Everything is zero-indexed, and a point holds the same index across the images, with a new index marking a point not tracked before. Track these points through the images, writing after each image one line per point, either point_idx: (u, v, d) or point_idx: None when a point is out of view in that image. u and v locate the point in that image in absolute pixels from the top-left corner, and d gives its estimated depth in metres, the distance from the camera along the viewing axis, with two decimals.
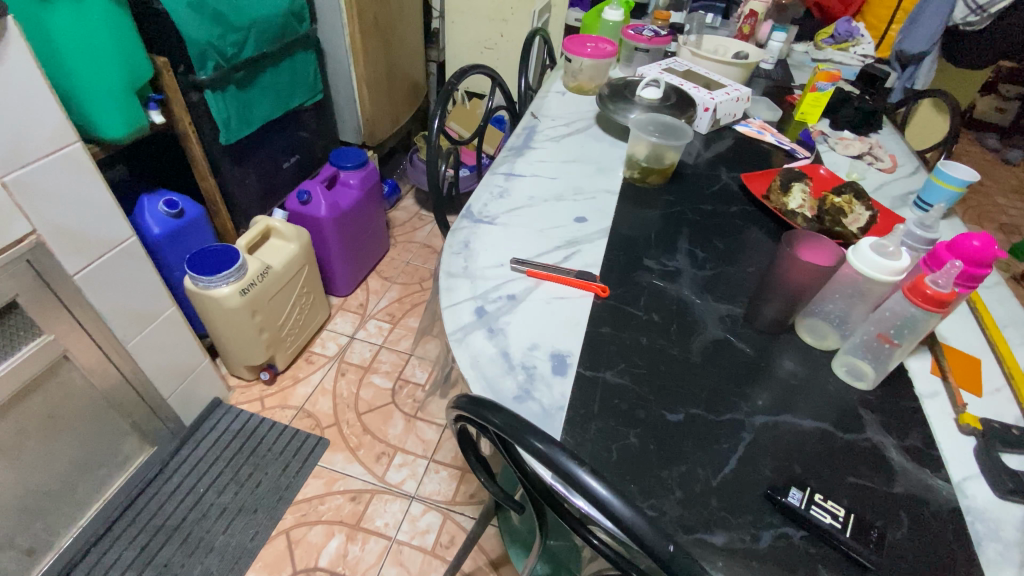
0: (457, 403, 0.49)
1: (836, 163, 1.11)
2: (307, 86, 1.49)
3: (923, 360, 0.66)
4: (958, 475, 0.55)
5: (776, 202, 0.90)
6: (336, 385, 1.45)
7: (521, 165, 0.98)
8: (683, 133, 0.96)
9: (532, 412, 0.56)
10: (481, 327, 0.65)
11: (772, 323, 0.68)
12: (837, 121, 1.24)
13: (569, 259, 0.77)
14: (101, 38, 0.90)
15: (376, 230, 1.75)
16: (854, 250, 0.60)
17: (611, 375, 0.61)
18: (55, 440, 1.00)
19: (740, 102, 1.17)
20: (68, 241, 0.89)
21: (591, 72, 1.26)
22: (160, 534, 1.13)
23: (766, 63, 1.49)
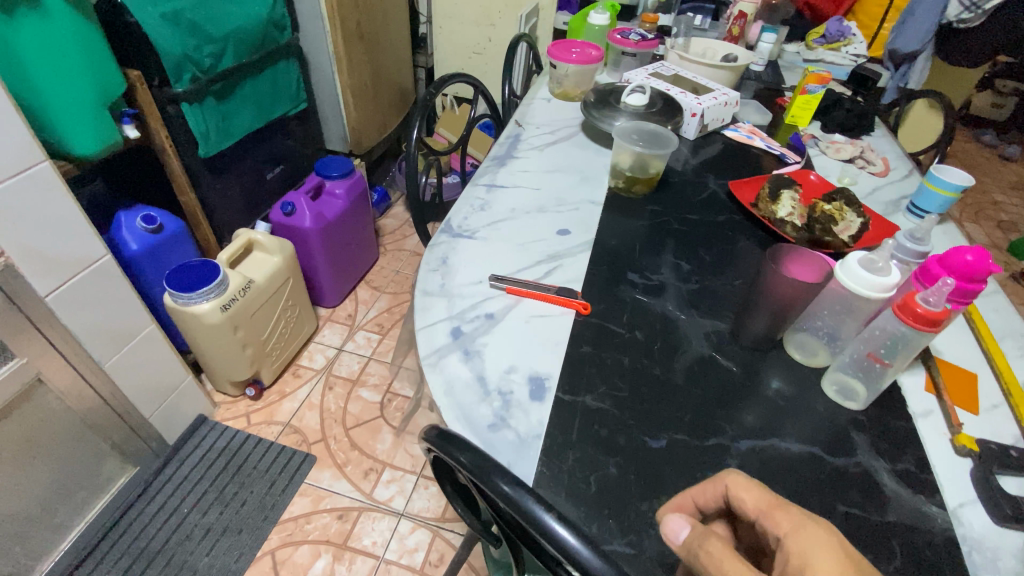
0: (426, 436, 0.46)
1: (827, 167, 1.09)
2: (290, 95, 1.47)
3: (916, 377, 0.64)
4: (953, 501, 0.52)
5: (765, 210, 0.88)
6: (324, 400, 1.43)
7: (502, 176, 0.96)
8: (667, 141, 0.94)
9: (506, 443, 0.53)
10: (456, 349, 0.62)
11: (759, 339, 0.66)
12: (828, 123, 1.21)
13: (550, 274, 0.75)
14: (67, 51, 0.87)
15: (365, 239, 1.72)
16: (842, 265, 0.57)
17: (592, 399, 0.58)
18: (34, 463, 0.98)
19: (728, 106, 1.15)
20: (35, 263, 0.86)
21: (576, 78, 1.24)
22: (142, 557, 1.10)
23: (757, 65, 1.47)
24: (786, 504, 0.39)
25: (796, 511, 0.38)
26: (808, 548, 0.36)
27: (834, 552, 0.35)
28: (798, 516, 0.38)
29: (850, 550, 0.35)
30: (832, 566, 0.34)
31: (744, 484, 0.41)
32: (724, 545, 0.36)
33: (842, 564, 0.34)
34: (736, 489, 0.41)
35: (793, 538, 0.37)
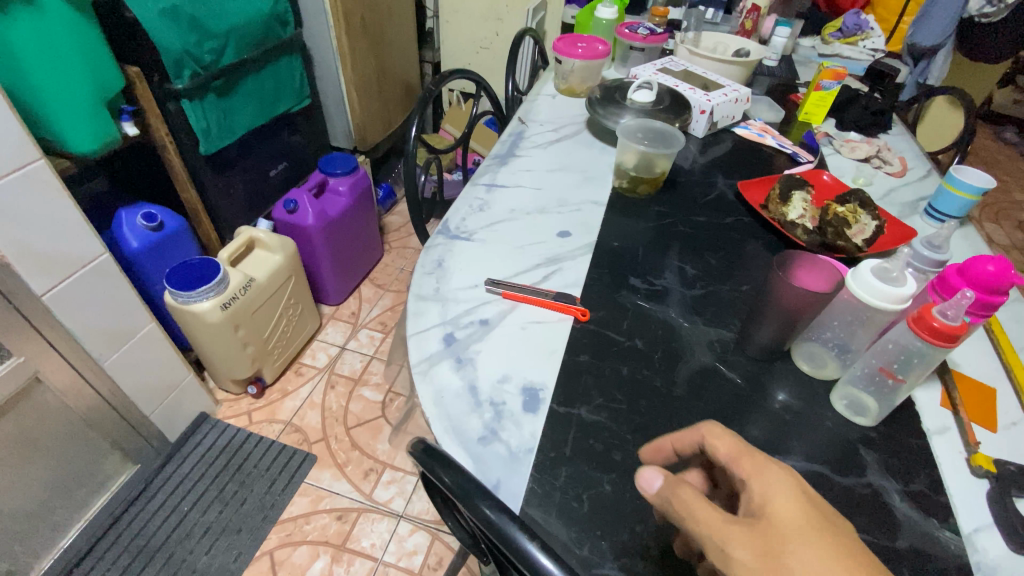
0: (413, 449, 0.44)
1: (841, 167, 1.05)
2: (293, 91, 1.45)
3: (931, 391, 0.61)
4: (968, 526, 0.49)
5: (774, 212, 0.85)
6: (325, 398, 1.42)
7: (503, 175, 0.93)
8: (673, 140, 0.91)
9: (496, 457, 0.51)
10: (448, 356, 0.60)
11: (765, 348, 0.63)
12: (842, 121, 1.17)
13: (549, 278, 0.73)
14: (63, 48, 0.86)
15: (369, 236, 1.71)
16: (854, 274, 0.54)
17: (587, 411, 0.56)
18: (33, 461, 0.98)
19: (739, 103, 1.11)
20: (32, 262, 0.85)
21: (582, 74, 1.21)
22: (142, 555, 1.10)
23: (770, 60, 1.42)
24: (753, 450, 0.39)
25: (762, 458, 0.39)
26: (769, 487, 0.37)
27: (793, 493, 0.36)
28: (763, 462, 0.38)
29: (807, 492, 0.36)
30: (792, 509, 0.35)
31: (719, 432, 0.41)
32: (696, 491, 0.36)
33: (803, 506, 0.35)
34: (710, 438, 0.41)
35: (756, 481, 0.37)
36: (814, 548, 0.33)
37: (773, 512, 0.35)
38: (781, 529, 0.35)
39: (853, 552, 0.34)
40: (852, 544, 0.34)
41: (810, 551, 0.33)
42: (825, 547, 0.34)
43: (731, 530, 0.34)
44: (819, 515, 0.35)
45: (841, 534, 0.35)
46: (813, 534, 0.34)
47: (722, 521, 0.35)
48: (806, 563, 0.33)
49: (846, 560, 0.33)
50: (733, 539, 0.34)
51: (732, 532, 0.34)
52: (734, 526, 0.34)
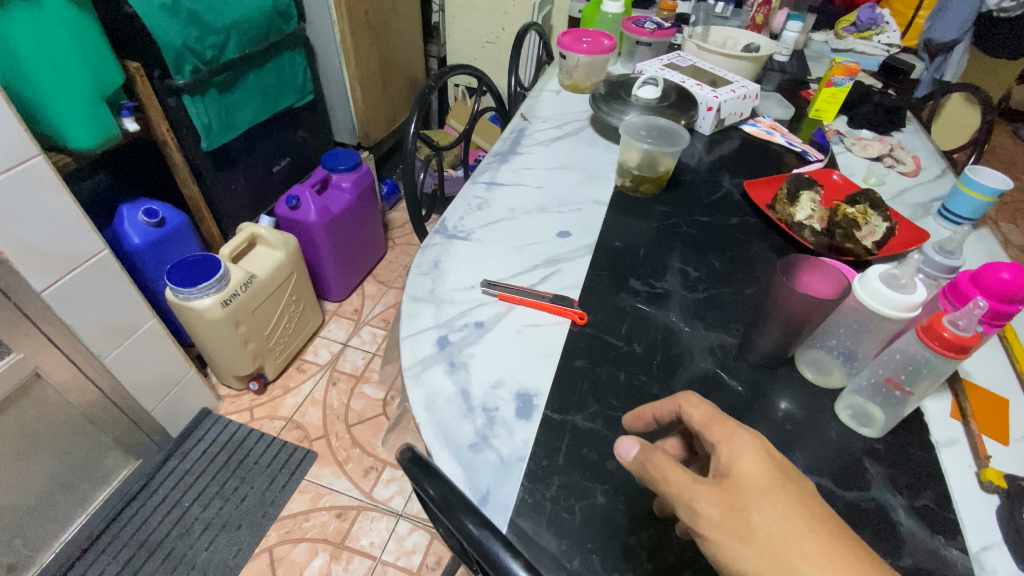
0: (401, 456, 0.43)
1: (852, 166, 1.02)
2: (296, 86, 1.44)
3: (941, 402, 0.59)
4: (976, 544, 0.47)
5: (782, 213, 0.83)
6: (327, 395, 1.42)
7: (504, 173, 0.92)
8: (678, 138, 0.88)
9: (487, 465, 0.50)
10: (441, 360, 0.59)
11: (768, 355, 0.61)
12: (854, 118, 1.14)
13: (547, 280, 0.71)
14: (59, 43, 0.86)
15: (373, 232, 1.70)
16: (862, 279, 0.52)
17: (582, 418, 0.54)
18: (34, 455, 0.99)
19: (748, 99, 1.08)
20: (32, 259, 0.85)
21: (587, 69, 1.19)
22: (142, 550, 1.11)
23: (781, 55, 1.39)
24: (723, 416, 0.40)
25: (732, 423, 0.39)
26: (735, 448, 0.38)
27: (759, 455, 0.37)
28: (733, 427, 0.39)
29: (772, 455, 0.37)
30: (758, 468, 0.36)
31: (694, 401, 0.42)
32: (669, 457, 0.37)
33: (767, 467, 0.36)
34: (686, 407, 0.42)
35: (724, 444, 0.38)
36: (778, 505, 0.35)
37: (739, 473, 0.36)
38: (746, 488, 0.36)
39: (813, 507, 0.35)
40: (813, 501, 0.35)
41: (773, 505, 0.35)
42: (788, 503, 0.35)
43: (700, 489, 0.36)
44: (785, 476, 0.36)
45: (802, 491, 0.36)
46: (777, 492, 0.35)
47: (692, 482, 0.36)
48: (768, 517, 0.34)
49: (807, 516, 0.34)
50: (702, 498, 0.35)
51: (700, 492, 0.36)
52: (702, 486, 0.36)
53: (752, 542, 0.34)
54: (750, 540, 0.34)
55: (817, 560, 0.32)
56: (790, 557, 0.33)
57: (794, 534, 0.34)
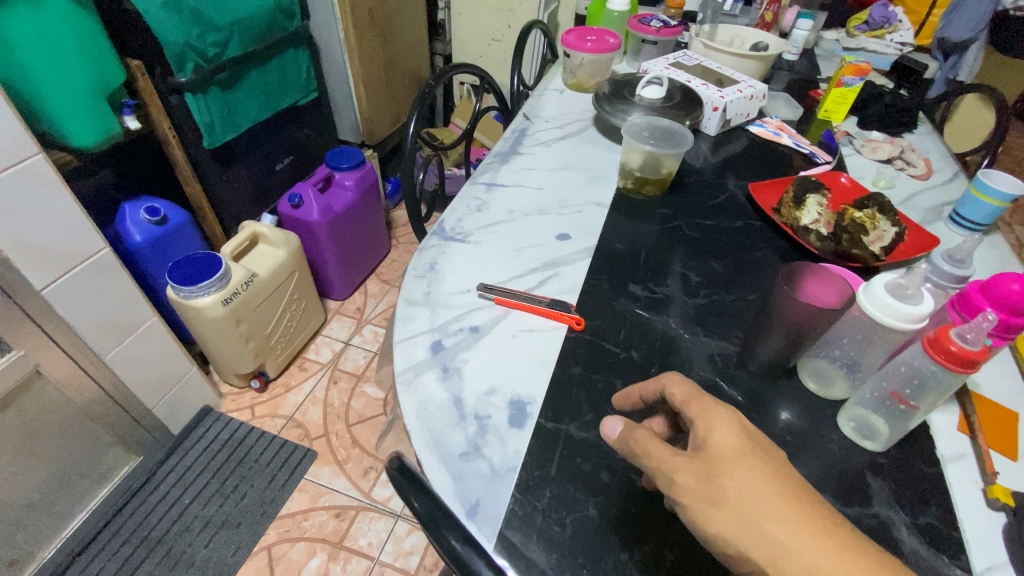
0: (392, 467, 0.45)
1: (861, 168, 1.00)
2: (299, 84, 1.44)
3: (947, 415, 0.57)
4: (981, 564, 0.46)
5: (787, 216, 0.81)
6: (328, 394, 1.42)
7: (504, 174, 0.90)
8: (681, 140, 0.87)
9: (477, 475, 0.49)
10: (434, 365, 0.58)
11: (769, 364, 0.59)
12: (864, 119, 1.12)
13: (545, 284, 0.70)
14: (60, 39, 0.85)
15: (376, 231, 1.70)
16: (867, 288, 0.51)
17: (576, 427, 0.53)
18: (35, 452, 1.00)
19: (754, 100, 1.06)
20: (32, 257, 0.85)
21: (591, 68, 1.17)
22: (142, 547, 1.11)
23: (790, 54, 1.36)
24: (702, 394, 0.42)
25: (710, 400, 0.42)
26: (711, 421, 0.40)
27: (734, 429, 0.39)
28: (710, 403, 0.41)
29: (745, 427, 0.40)
30: (731, 440, 0.39)
31: (677, 380, 0.44)
32: (651, 434, 0.41)
33: (741, 439, 0.39)
34: (669, 386, 0.44)
35: (701, 419, 0.41)
36: (749, 472, 0.38)
37: (714, 445, 0.39)
38: (719, 458, 0.39)
39: (782, 473, 0.38)
40: (782, 467, 0.38)
41: (743, 473, 0.38)
42: (757, 470, 0.38)
43: (677, 461, 0.39)
44: (756, 448, 0.39)
45: (773, 459, 0.39)
46: (749, 461, 0.38)
47: (670, 454, 0.39)
48: (739, 484, 0.37)
49: (776, 480, 0.37)
50: (679, 468, 0.39)
51: (677, 463, 0.39)
52: (679, 459, 0.39)
53: (722, 505, 0.37)
54: (720, 503, 0.37)
55: (781, 519, 0.36)
56: (757, 517, 0.36)
57: (761, 498, 0.37)
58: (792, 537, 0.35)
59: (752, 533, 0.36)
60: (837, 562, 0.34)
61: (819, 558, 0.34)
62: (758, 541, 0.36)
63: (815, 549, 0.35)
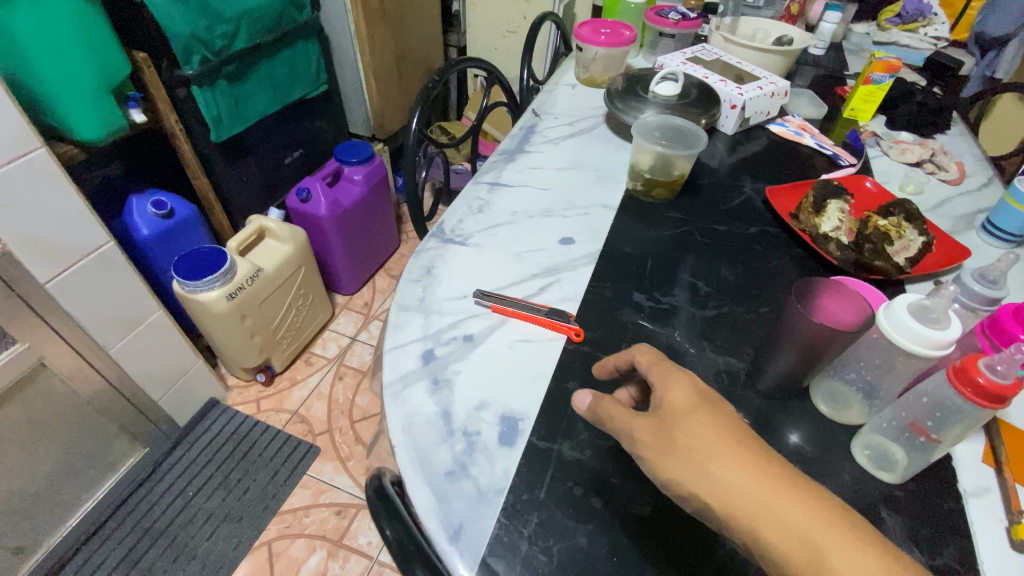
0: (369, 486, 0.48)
1: (888, 171, 0.94)
2: (309, 77, 1.42)
3: (972, 444, 0.53)
4: None
5: (806, 223, 0.76)
6: (333, 390, 1.42)
7: (509, 173, 0.87)
8: (695, 140, 0.82)
9: (462, 496, 0.47)
10: (424, 376, 0.56)
11: (779, 384, 0.56)
12: (893, 118, 1.06)
13: (545, 291, 0.67)
14: (65, 32, 0.85)
15: (385, 226, 1.68)
16: (888, 313, 0.47)
17: (569, 447, 0.50)
18: (40, 442, 1.01)
19: (776, 97, 1.00)
20: (34, 251, 0.85)
21: (605, 62, 1.13)
22: (146, 537, 1.12)
23: (816, 48, 1.30)
24: (663, 359, 0.44)
25: (670, 364, 0.43)
26: (669, 381, 0.42)
27: (689, 389, 0.41)
28: (668, 367, 0.43)
29: (702, 387, 0.41)
30: (685, 400, 0.40)
31: (643, 349, 0.45)
32: (615, 400, 0.43)
33: (695, 398, 0.40)
34: (635, 354, 0.45)
35: (661, 382, 0.42)
36: (700, 423, 0.39)
37: (668, 400, 0.41)
38: (674, 416, 0.40)
39: (732, 423, 0.39)
40: (733, 419, 0.40)
41: (697, 427, 0.39)
42: (709, 423, 0.39)
43: (637, 421, 0.41)
44: (711, 406, 0.40)
45: (723, 411, 0.40)
46: (700, 413, 0.40)
47: (629, 415, 0.41)
48: (691, 434, 0.39)
49: (725, 430, 0.39)
50: (637, 426, 0.41)
51: (637, 422, 0.41)
52: (637, 418, 0.41)
53: (678, 457, 0.38)
54: (675, 455, 0.39)
55: (729, 464, 0.37)
56: (705, 462, 0.37)
57: (714, 448, 0.38)
58: (736, 478, 0.37)
59: (700, 478, 0.37)
60: (777, 498, 0.35)
61: (760, 495, 0.36)
62: (706, 485, 0.37)
63: (756, 487, 0.36)
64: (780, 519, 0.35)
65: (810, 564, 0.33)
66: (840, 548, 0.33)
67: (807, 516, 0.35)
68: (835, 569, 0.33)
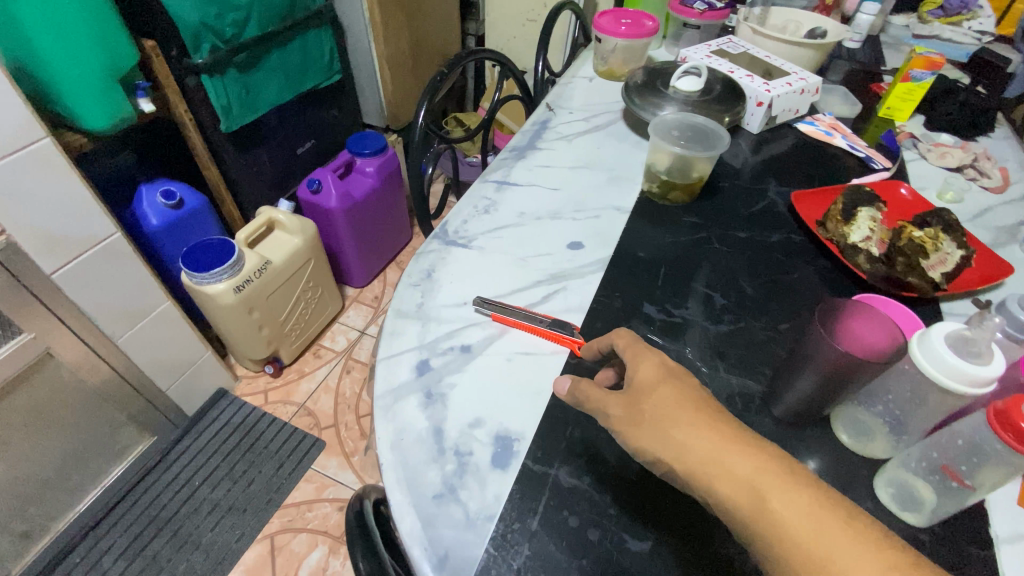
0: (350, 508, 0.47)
1: (924, 176, 0.88)
2: (322, 66, 1.40)
3: (1008, 485, 0.49)
4: None
5: (834, 232, 0.71)
6: (340, 383, 1.41)
7: (518, 171, 0.84)
8: (717, 140, 0.78)
9: (450, 522, 0.44)
10: (417, 389, 0.53)
11: (799, 412, 0.52)
12: (933, 119, 0.99)
13: (550, 299, 0.64)
14: (73, 23, 0.83)
15: (397, 218, 1.66)
16: (923, 345, 0.42)
17: (567, 473, 0.47)
18: (47, 430, 1.02)
19: (806, 94, 0.94)
20: (41, 242, 0.85)
21: (624, 54, 1.08)
22: (152, 525, 1.13)
23: (852, 41, 1.22)
24: (634, 339, 0.48)
25: (639, 344, 0.47)
26: (639, 361, 0.45)
27: (655, 366, 0.44)
28: (637, 346, 0.47)
29: (668, 363, 0.45)
30: (648, 374, 0.44)
31: (623, 334, 0.49)
32: (591, 382, 0.47)
33: (661, 372, 0.44)
34: (613, 338, 0.49)
35: (631, 360, 0.46)
36: (664, 395, 0.42)
37: (638, 377, 0.44)
38: (640, 389, 0.43)
39: (695, 394, 0.42)
40: (693, 390, 0.43)
41: (660, 397, 0.42)
42: (670, 393, 0.42)
43: (609, 399, 0.44)
44: (675, 381, 0.43)
45: (687, 384, 0.43)
46: (666, 386, 0.43)
47: (604, 393, 0.45)
48: (655, 405, 0.42)
49: (685, 401, 0.42)
50: (610, 402, 0.44)
51: (609, 399, 0.44)
52: (609, 395, 0.44)
53: (642, 426, 0.42)
54: (640, 424, 0.42)
55: (685, 427, 0.40)
56: (667, 428, 0.40)
57: (676, 413, 0.41)
58: (691, 438, 0.40)
59: (662, 442, 0.40)
60: (725, 451, 0.38)
61: (709, 449, 0.39)
62: (665, 446, 0.40)
63: (709, 445, 0.39)
64: (727, 468, 0.38)
65: (752, 507, 0.36)
66: (779, 492, 0.36)
67: (751, 465, 0.38)
68: (774, 510, 0.36)
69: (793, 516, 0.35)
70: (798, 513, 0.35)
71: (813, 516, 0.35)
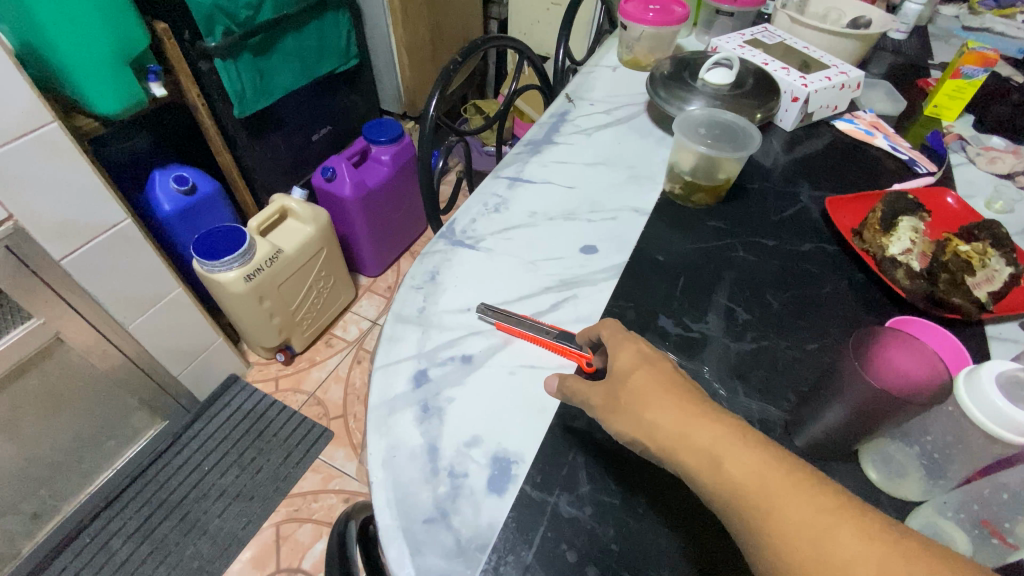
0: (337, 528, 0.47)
1: (973, 182, 0.81)
2: (339, 50, 1.37)
3: None
4: None
5: (871, 243, 0.65)
6: (351, 374, 1.40)
7: (532, 167, 0.80)
8: (747, 140, 0.72)
9: (439, 548, 0.42)
10: (414, 402, 0.51)
11: (826, 444, 0.47)
12: (984, 118, 0.91)
13: (558, 308, 0.61)
14: (82, 7, 0.81)
15: (412, 208, 1.63)
16: (971, 386, 0.37)
17: (567, 502, 0.44)
18: (57, 413, 1.04)
19: (846, 89, 0.87)
20: (50, 228, 0.85)
21: (650, 43, 1.02)
22: (162, 508, 1.15)
23: (899, 31, 1.12)
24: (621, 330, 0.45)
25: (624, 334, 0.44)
26: (620, 349, 0.43)
27: (633, 351, 0.42)
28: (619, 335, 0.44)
29: (645, 350, 0.42)
30: (626, 360, 0.41)
31: (613, 326, 0.46)
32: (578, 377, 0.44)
33: (636, 356, 0.41)
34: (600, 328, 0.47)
35: (614, 351, 0.43)
36: (640, 378, 0.39)
37: (616, 364, 0.42)
38: (617, 375, 0.41)
39: (677, 383, 0.39)
40: (674, 374, 0.40)
41: (636, 377, 0.40)
42: (642, 374, 0.39)
43: (593, 392, 0.42)
44: (652, 365, 0.40)
45: (665, 368, 0.40)
46: (641, 372, 0.40)
47: (588, 384, 0.43)
48: (630, 389, 0.39)
49: (665, 388, 0.38)
50: (593, 393, 0.42)
51: (592, 390, 0.42)
52: (593, 385, 0.42)
53: (618, 409, 0.39)
54: (615, 407, 0.40)
55: (654, 407, 0.37)
56: (639, 410, 0.38)
57: (651, 396, 0.38)
58: (661, 417, 0.37)
59: (636, 423, 0.38)
60: (688, 424, 0.36)
61: (673, 420, 0.36)
62: (638, 429, 0.38)
63: (675, 416, 0.36)
64: (691, 441, 0.35)
65: (714, 479, 0.34)
66: (736, 457, 0.33)
67: (712, 435, 0.35)
68: (728, 471, 0.33)
69: (743, 472, 0.33)
70: (754, 478, 0.32)
71: (760, 473, 0.32)
